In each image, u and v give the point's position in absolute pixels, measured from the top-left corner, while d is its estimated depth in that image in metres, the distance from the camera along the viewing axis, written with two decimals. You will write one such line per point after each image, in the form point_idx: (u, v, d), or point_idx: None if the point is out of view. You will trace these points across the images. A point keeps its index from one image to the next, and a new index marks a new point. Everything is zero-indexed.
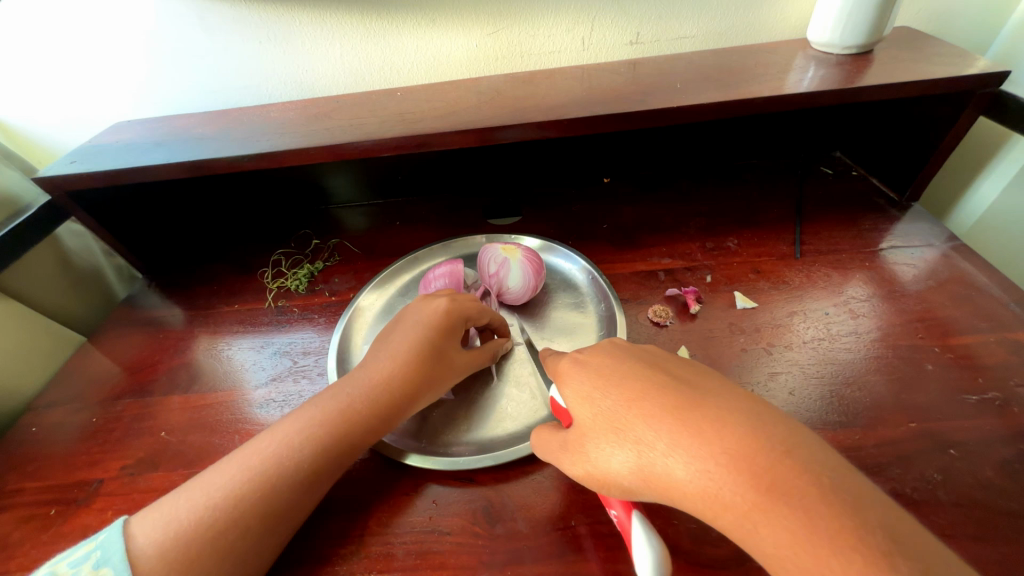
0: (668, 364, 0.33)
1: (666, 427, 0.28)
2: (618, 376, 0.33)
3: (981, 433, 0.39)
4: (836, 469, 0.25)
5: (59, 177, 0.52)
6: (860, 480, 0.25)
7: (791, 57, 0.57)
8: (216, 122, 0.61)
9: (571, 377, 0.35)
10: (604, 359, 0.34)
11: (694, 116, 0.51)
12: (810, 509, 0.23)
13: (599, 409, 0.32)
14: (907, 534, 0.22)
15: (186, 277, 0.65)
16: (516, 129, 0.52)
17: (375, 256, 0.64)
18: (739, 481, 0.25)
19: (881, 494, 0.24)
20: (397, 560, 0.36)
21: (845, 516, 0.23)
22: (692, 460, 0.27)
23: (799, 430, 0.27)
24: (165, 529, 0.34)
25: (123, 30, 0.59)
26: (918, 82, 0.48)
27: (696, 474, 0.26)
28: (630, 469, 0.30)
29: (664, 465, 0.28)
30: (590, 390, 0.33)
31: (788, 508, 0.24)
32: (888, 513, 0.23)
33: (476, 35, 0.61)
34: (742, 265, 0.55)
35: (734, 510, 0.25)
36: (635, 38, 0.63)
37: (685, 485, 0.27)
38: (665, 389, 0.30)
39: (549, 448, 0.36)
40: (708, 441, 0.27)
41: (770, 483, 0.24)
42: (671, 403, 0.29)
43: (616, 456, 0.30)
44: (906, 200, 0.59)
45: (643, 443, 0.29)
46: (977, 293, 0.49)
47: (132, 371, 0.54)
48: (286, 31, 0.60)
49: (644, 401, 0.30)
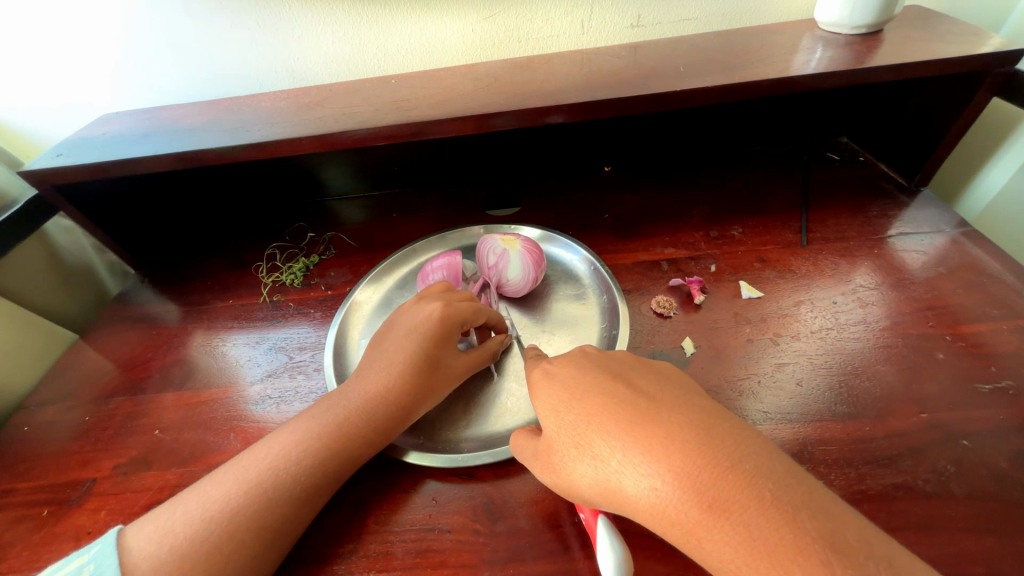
0: (631, 374, 0.32)
1: (620, 442, 0.27)
2: (580, 387, 0.31)
3: (994, 423, 0.38)
4: (785, 481, 0.24)
5: (44, 171, 0.51)
6: (809, 490, 0.24)
7: (797, 38, 0.56)
8: (206, 112, 0.60)
9: (541, 389, 0.33)
10: (572, 369, 0.33)
11: (698, 100, 0.49)
12: (751, 526, 0.22)
13: (562, 423, 0.31)
14: (854, 545, 0.21)
15: (179, 272, 0.64)
16: (513, 116, 0.50)
17: (371, 248, 0.62)
18: (684, 497, 0.24)
19: (829, 503, 0.23)
20: (396, 559, 0.35)
21: (785, 532, 0.22)
22: (641, 476, 0.26)
23: (753, 441, 0.26)
24: (160, 540, 0.33)
25: (109, 18, 0.57)
26: (930, 62, 0.47)
27: (646, 490, 0.26)
28: (587, 481, 0.29)
29: (616, 480, 0.27)
30: (555, 403, 0.32)
31: (729, 525, 0.23)
32: (832, 524, 0.22)
33: (472, 20, 0.60)
34: (746, 254, 0.53)
35: (680, 526, 0.24)
36: (636, 21, 0.61)
37: (636, 500, 0.26)
38: (622, 402, 0.29)
39: (521, 454, 0.35)
40: (657, 456, 0.26)
41: (713, 500, 0.24)
42: (626, 416, 0.28)
43: (575, 469, 0.29)
44: (915, 186, 0.58)
45: (599, 458, 0.28)
46: (987, 279, 0.48)
47: (125, 369, 0.53)
48: (276, 17, 0.58)
49: (601, 415, 0.29)
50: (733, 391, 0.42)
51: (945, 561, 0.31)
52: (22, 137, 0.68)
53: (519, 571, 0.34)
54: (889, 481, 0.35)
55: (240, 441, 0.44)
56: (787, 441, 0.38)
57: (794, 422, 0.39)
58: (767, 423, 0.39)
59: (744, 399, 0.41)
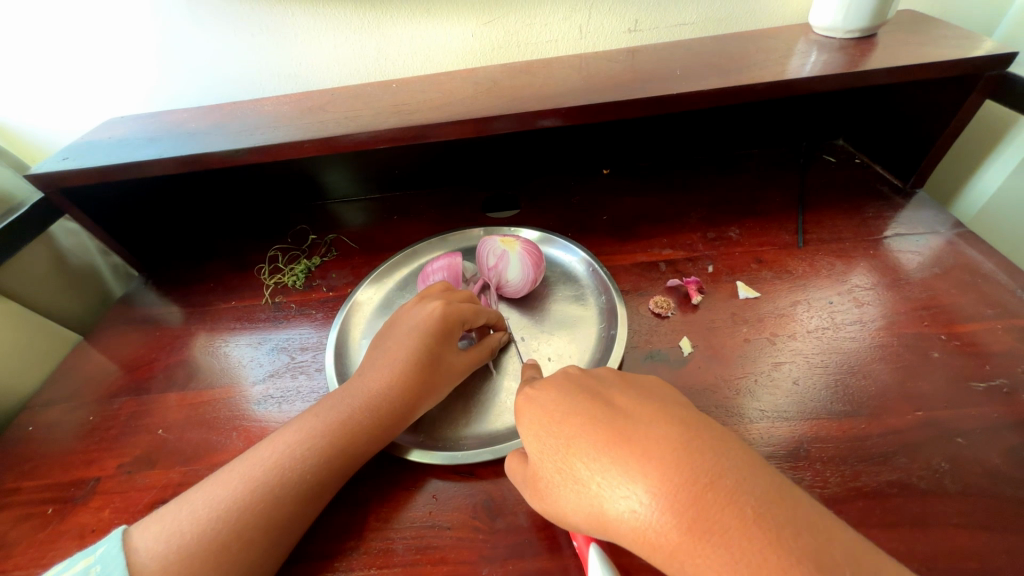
0: (610, 391, 0.32)
1: (599, 464, 0.27)
2: (558, 409, 0.31)
3: (988, 420, 0.38)
4: (766, 496, 0.24)
5: (51, 174, 0.52)
6: (790, 505, 0.24)
7: (792, 43, 0.56)
8: (210, 117, 0.61)
9: (524, 414, 0.33)
10: (552, 391, 0.33)
11: (695, 103, 0.50)
12: (732, 547, 0.23)
13: (545, 447, 0.31)
14: (837, 561, 0.22)
15: (183, 274, 0.65)
16: (512, 119, 0.51)
17: (373, 250, 0.63)
18: (663, 519, 0.25)
19: (813, 518, 0.23)
20: (397, 556, 0.36)
21: (768, 554, 0.22)
22: (621, 498, 0.26)
23: (736, 453, 0.26)
24: (168, 541, 0.33)
25: (116, 24, 0.59)
26: (922, 67, 0.47)
27: (626, 512, 0.26)
28: (573, 507, 0.29)
29: (598, 505, 0.27)
30: (536, 427, 0.32)
31: (710, 547, 0.23)
32: (815, 541, 0.23)
33: (472, 26, 0.61)
34: (743, 255, 0.54)
35: (662, 549, 0.25)
36: (634, 26, 0.62)
37: (619, 524, 0.26)
38: (599, 422, 0.29)
39: (512, 476, 0.35)
40: (634, 477, 0.26)
41: (692, 522, 0.24)
42: (606, 439, 0.28)
43: (561, 494, 0.30)
44: (910, 187, 0.58)
45: (582, 484, 0.28)
46: (982, 279, 0.48)
47: (129, 369, 0.54)
48: (280, 23, 0.59)
49: (579, 437, 0.29)
50: (731, 390, 0.42)
51: (939, 557, 0.32)
52: (27, 141, 0.68)
53: (517, 568, 0.34)
54: (884, 478, 0.35)
55: (243, 440, 0.45)
56: (784, 438, 0.38)
57: (791, 420, 0.39)
58: (764, 421, 0.40)
59: (741, 398, 0.42)
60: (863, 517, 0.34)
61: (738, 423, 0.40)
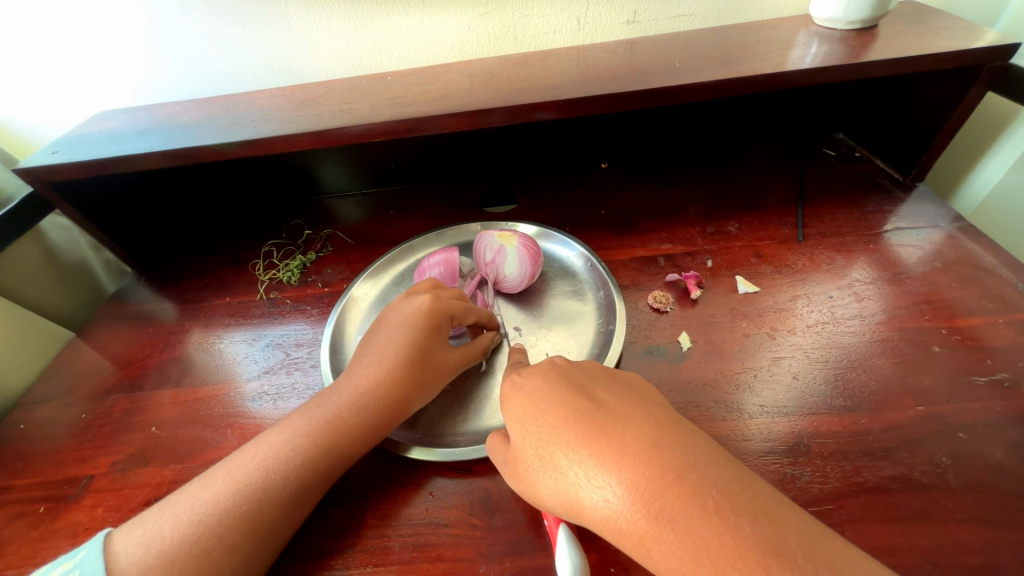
0: (595, 383, 0.31)
1: (577, 453, 0.27)
2: (542, 397, 0.31)
3: (988, 414, 0.38)
4: (733, 487, 0.24)
5: (40, 168, 0.51)
6: (752, 495, 0.23)
7: (792, 34, 0.56)
8: (202, 110, 0.60)
9: (508, 399, 0.33)
10: (539, 379, 0.32)
11: (694, 96, 0.49)
12: (694, 534, 0.22)
13: (527, 433, 0.30)
14: (794, 548, 0.21)
15: (177, 270, 0.64)
16: (509, 111, 0.50)
17: (369, 246, 0.62)
18: (633, 509, 0.24)
19: (774, 506, 0.23)
20: (394, 553, 0.35)
21: (726, 540, 0.22)
22: (596, 487, 0.26)
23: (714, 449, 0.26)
24: (148, 549, 0.32)
25: (107, 15, 0.57)
26: (925, 58, 0.47)
27: (599, 501, 0.25)
28: (549, 492, 0.29)
29: (573, 491, 0.27)
30: (520, 413, 0.31)
31: (673, 534, 0.23)
32: (776, 528, 0.22)
33: (469, 16, 0.60)
34: (743, 249, 0.54)
35: (631, 537, 0.24)
36: (633, 17, 0.61)
37: (591, 511, 0.26)
38: (581, 413, 0.28)
39: (495, 458, 0.35)
40: (610, 468, 0.25)
41: (659, 511, 0.24)
42: (586, 427, 0.28)
43: (539, 480, 0.29)
44: (911, 180, 0.58)
45: (559, 469, 0.28)
46: (983, 273, 0.48)
47: (121, 367, 0.53)
48: (273, 14, 0.58)
49: (559, 426, 0.28)
50: (730, 385, 0.42)
51: (942, 552, 0.31)
52: (17, 135, 0.67)
53: (516, 565, 0.34)
54: (885, 473, 0.35)
55: (238, 438, 0.44)
56: (783, 433, 0.38)
57: (791, 415, 0.39)
58: (764, 417, 0.39)
59: (741, 392, 0.41)
60: (865, 512, 0.33)
61: (738, 418, 0.39)
